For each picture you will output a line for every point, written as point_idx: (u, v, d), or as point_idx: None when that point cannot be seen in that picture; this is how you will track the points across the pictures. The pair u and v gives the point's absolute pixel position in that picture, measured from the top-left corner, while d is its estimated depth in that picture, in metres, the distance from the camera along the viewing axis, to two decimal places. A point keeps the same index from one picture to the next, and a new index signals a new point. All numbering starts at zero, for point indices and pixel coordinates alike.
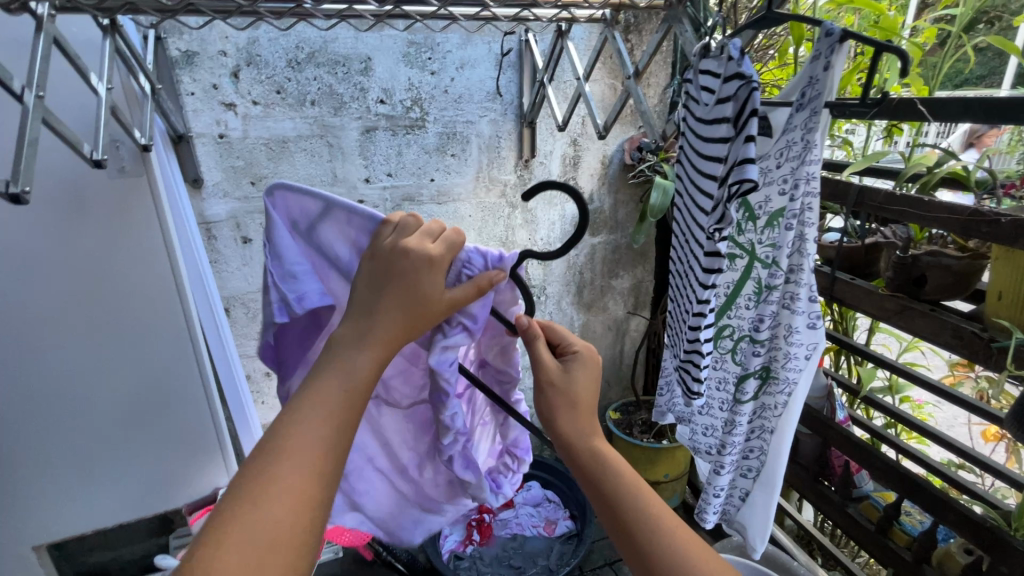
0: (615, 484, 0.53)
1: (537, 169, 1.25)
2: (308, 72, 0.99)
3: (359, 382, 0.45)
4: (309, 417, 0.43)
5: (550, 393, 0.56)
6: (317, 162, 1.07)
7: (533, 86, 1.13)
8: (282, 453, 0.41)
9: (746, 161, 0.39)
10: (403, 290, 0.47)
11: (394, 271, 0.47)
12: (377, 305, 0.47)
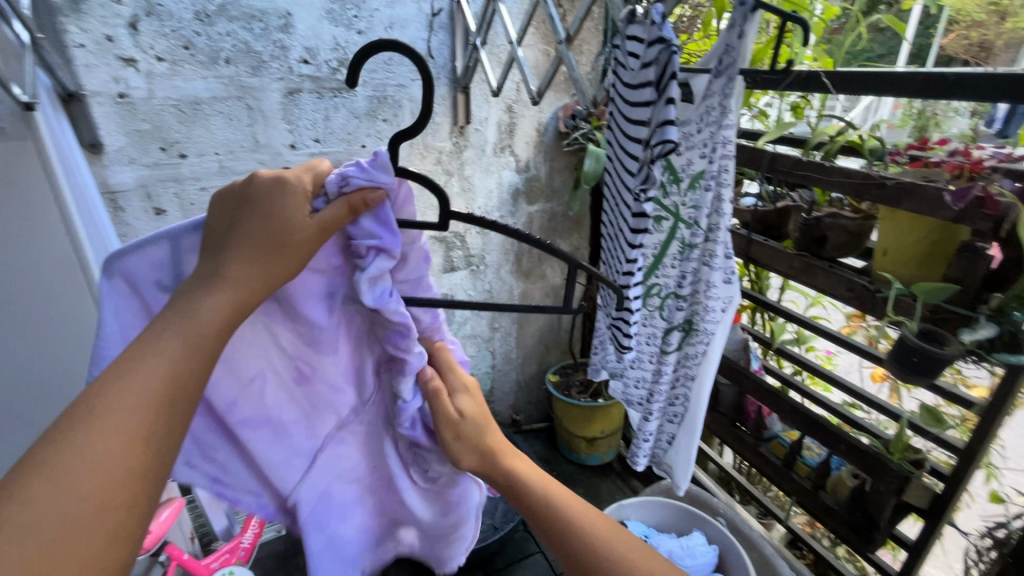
0: (553, 504, 0.51)
1: (473, 135, 1.23)
2: (220, 26, 0.91)
3: (210, 328, 0.38)
4: (140, 365, 0.34)
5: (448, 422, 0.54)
6: (236, 126, 0.99)
7: (465, 49, 1.11)
8: (94, 415, 0.32)
9: (667, 123, 0.41)
10: (259, 225, 0.41)
11: (246, 202, 0.41)
12: (225, 246, 0.40)
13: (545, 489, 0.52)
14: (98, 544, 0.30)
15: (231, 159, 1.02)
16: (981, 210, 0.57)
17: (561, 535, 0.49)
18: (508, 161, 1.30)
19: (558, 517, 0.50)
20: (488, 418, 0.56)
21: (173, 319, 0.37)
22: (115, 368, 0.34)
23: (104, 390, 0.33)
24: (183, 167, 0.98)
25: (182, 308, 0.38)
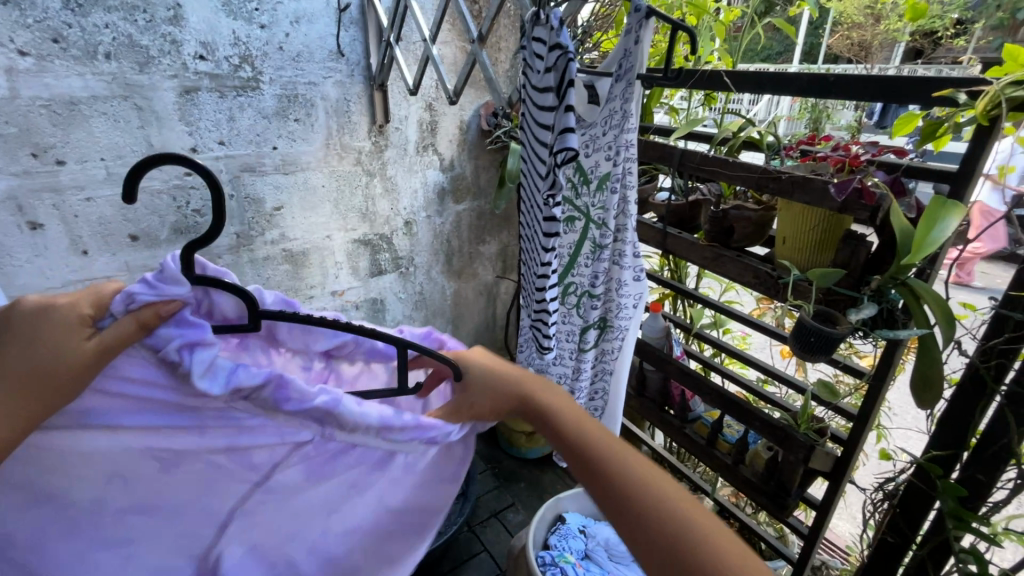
0: (586, 443, 0.44)
1: (393, 135, 1.19)
2: (96, 17, 0.82)
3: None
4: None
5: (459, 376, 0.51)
6: (123, 129, 0.90)
7: (380, 46, 1.07)
8: None
9: (568, 130, 0.41)
10: (20, 355, 0.34)
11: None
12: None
13: (583, 429, 0.45)
14: None
15: (121, 165, 0.92)
16: (861, 201, 0.62)
17: (597, 481, 0.42)
18: (432, 161, 1.28)
19: (597, 465, 0.43)
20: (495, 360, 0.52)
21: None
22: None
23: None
24: (61, 175, 0.87)
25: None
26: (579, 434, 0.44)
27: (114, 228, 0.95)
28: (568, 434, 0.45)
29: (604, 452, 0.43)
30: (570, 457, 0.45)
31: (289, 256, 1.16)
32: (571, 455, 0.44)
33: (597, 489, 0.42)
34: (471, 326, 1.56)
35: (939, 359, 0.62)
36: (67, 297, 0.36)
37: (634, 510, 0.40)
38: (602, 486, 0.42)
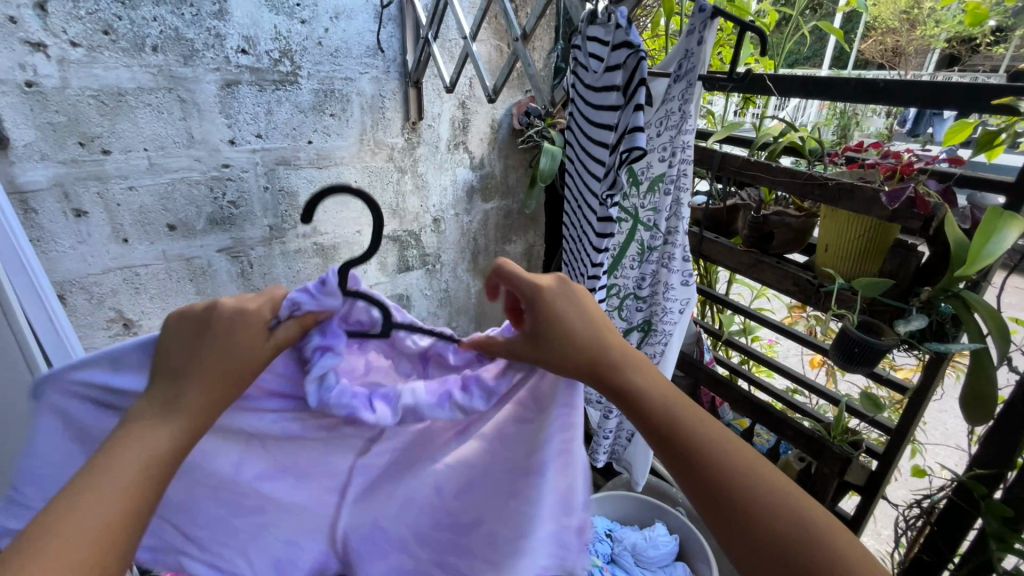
0: (699, 437, 0.42)
1: (425, 132, 1.20)
2: (144, 10, 0.84)
3: (164, 461, 0.37)
4: (93, 495, 0.34)
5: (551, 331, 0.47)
6: (166, 120, 0.92)
7: (416, 43, 1.07)
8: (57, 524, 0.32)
9: (637, 129, 0.40)
10: (217, 354, 0.41)
11: (202, 334, 0.41)
12: (176, 380, 0.40)
13: (686, 417, 0.43)
14: None
15: (162, 155, 0.94)
16: (913, 209, 0.61)
17: (705, 476, 0.41)
18: (463, 158, 1.28)
19: (707, 458, 0.41)
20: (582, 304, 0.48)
21: (124, 450, 0.36)
22: (65, 499, 0.33)
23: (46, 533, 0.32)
24: (106, 164, 0.89)
25: (131, 440, 0.37)
26: (683, 421, 0.43)
27: (153, 217, 0.97)
28: (670, 420, 0.43)
29: (713, 446, 0.42)
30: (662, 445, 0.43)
31: (320, 249, 1.18)
32: (668, 444, 0.43)
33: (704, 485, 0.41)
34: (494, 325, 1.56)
35: (994, 375, 0.60)
36: (247, 302, 0.43)
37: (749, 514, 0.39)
38: (710, 483, 0.41)
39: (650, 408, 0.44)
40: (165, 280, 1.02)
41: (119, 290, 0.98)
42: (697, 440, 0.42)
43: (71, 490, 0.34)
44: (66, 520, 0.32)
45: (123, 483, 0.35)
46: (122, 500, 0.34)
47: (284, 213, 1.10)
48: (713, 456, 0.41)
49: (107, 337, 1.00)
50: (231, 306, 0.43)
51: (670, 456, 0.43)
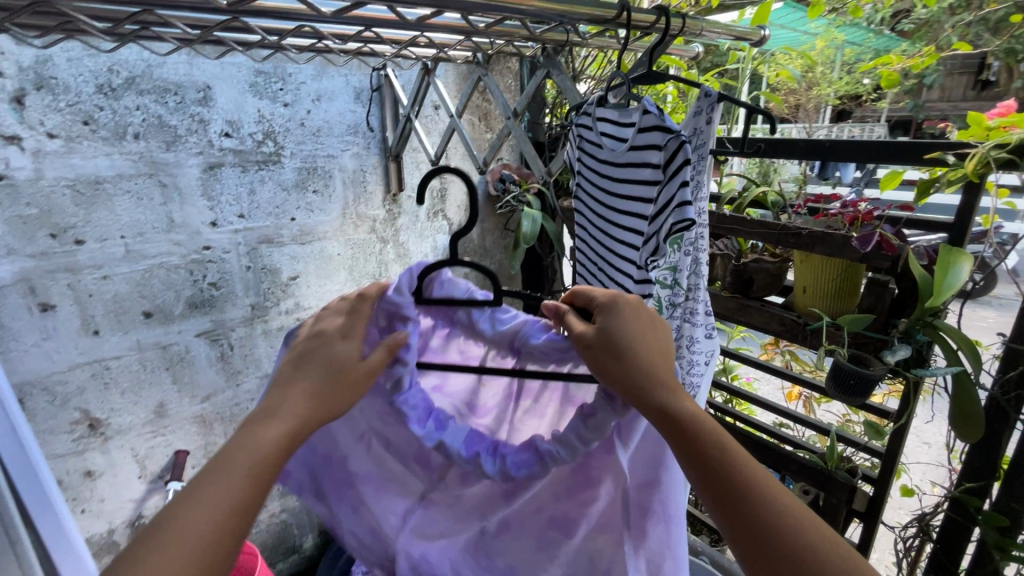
0: (750, 474, 0.41)
1: (406, 202, 1.23)
2: (127, 100, 0.84)
3: (271, 455, 0.43)
4: (224, 480, 0.40)
5: (620, 332, 0.47)
6: (146, 206, 0.89)
7: (396, 120, 1.12)
8: (187, 503, 0.38)
9: (685, 202, 0.44)
10: (326, 359, 0.49)
11: (313, 355, 0.49)
12: (281, 394, 0.47)
13: (738, 455, 0.42)
14: None
15: (140, 242, 0.90)
16: (881, 251, 0.68)
17: (747, 511, 0.40)
18: (442, 225, 1.31)
19: (756, 500, 0.40)
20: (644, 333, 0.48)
21: (240, 449, 0.42)
22: (188, 492, 0.38)
23: (172, 519, 0.37)
24: (79, 254, 0.85)
25: (245, 439, 0.43)
26: (734, 456, 0.42)
27: (128, 305, 0.91)
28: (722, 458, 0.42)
29: (765, 487, 0.41)
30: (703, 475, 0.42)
31: None
32: (711, 475, 0.41)
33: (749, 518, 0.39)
34: None
35: (975, 393, 0.66)
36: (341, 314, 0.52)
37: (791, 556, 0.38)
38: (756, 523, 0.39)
39: (706, 435, 0.43)
40: (138, 372, 0.95)
41: (86, 388, 0.90)
42: (747, 482, 0.41)
43: (200, 479, 0.39)
44: (181, 517, 0.37)
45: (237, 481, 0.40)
46: (246, 490, 0.40)
47: (266, 291, 1.07)
48: (762, 496, 0.40)
49: (70, 442, 0.91)
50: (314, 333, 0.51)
51: (705, 478, 0.42)
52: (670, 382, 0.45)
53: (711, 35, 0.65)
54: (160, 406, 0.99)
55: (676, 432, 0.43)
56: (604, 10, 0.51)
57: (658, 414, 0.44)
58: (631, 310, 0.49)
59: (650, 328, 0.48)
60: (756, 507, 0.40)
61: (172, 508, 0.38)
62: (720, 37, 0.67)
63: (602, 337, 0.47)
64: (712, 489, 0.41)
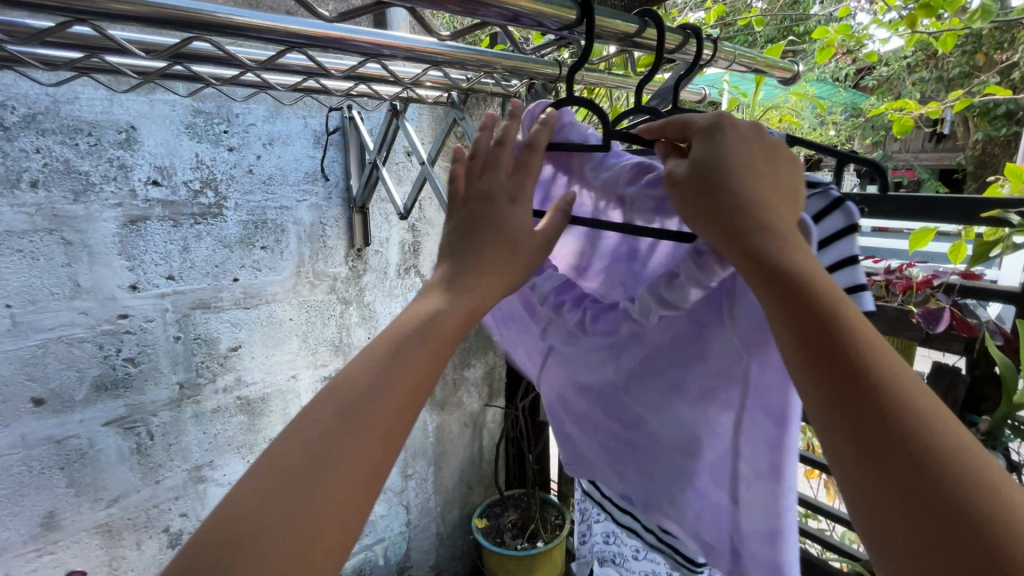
0: (889, 375, 0.26)
1: (372, 258, 1.08)
2: (24, 141, 0.69)
3: (446, 331, 0.37)
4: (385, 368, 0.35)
5: (729, 165, 0.33)
6: (43, 268, 0.73)
7: (362, 167, 0.98)
8: (340, 400, 0.33)
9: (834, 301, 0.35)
10: (501, 234, 0.41)
11: (487, 220, 0.42)
12: (457, 253, 0.41)
13: (880, 351, 0.27)
14: (361, 500, 0.32)
15: (32, 312, 0.73)
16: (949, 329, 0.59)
17: (862, 414, 0.26)
18: (414, 283, 1.16)
19: (891, 404, 0.26)
20: (765, 168, 0.33)
21: (416, 324, 0.37)
22: (369, 373, 0.34)
23: (348, 396, 0.34)
24: None
25: (421, 314, 0.38)
26: (874, 348, 0.27)
27: (10, 392, 0.73)
28: (846, 343, 0.27)
29: (905, 396, 0.26)
30: (805, 357, 0.28)
31: (245, 404, 0.96)
32: (823, 361, 0.27)
33: (863, 424, 0.26)
34: (455, 467, 1.36)
35: None
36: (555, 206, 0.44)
37: (912, 491, 0.25)
38: (883, 432, 0.26)
39: (829, 298, 0.28)
40: (21, 475, 0.75)
41: None
42: (884, 382, 0.26)
43: (377, 357, 0.35)
44: (343, 398, 0.33)
45: (411, 372, 0.35)
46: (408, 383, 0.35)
47: (198, 366, 0.89)
48: (896, 401, 0.26)
49: None
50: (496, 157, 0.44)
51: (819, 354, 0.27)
52: (793, 235, 0.30)
53: (737, 68, 0.57)
54: (49, 516, 0.79)
55: (775, 294, 0.29)
56: (626, 24, 0.42)
57: (761, 267, 0.29)
58: (747, 145, 0.34)
59: (781, 168, 0.33)
60: (895, 416, 0.26)
61: (344, 391, 0.34)
62: (746, 70, 0.58)
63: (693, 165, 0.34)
64: (823, 379, 0.27)
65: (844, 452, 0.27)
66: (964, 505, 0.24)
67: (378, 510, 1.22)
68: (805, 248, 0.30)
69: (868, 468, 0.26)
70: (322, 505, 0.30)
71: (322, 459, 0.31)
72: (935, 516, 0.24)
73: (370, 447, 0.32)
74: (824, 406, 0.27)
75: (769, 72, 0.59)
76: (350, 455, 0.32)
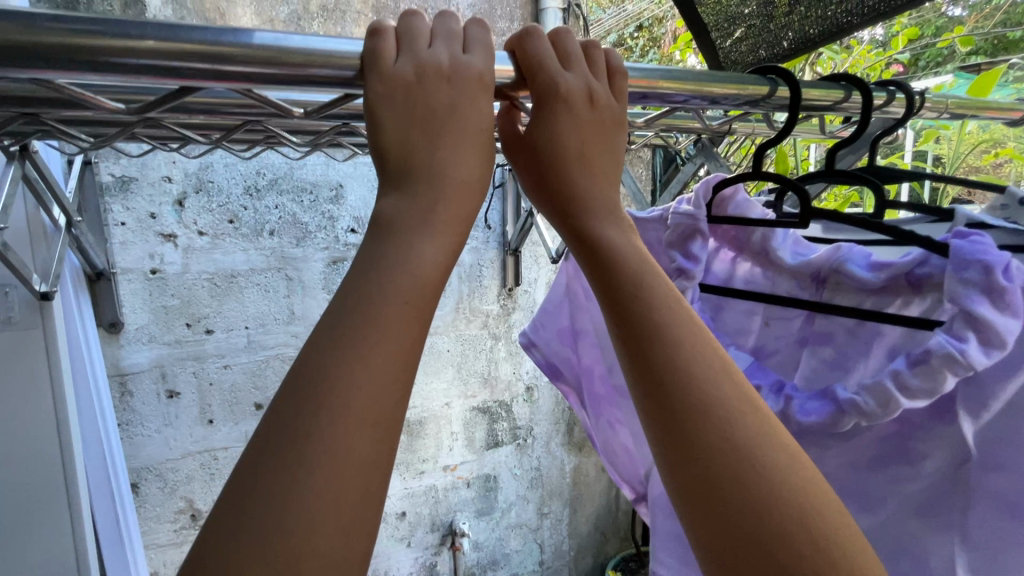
0: (731, 410, 0.28)
1: (521, 297, 1.14)
2: (269, 199, 0.88)
3: (427, 278, 0.27)
4: (354, 329, 0.24)
5: (569, 165, 0.34)
6: (272, 298, 0.91)
7: (518, 215, 1.06)
8: (315, 379, 0.23)
9: None
10: (437, 125, 0.30)
11: (432, 108, 0.29)
12: (406, 186, 0.29)
13: (731, 398, 0.29)
14: (357, 492, 0.22)
15: (262, 333, 0.91)
16: None
17: (708, 459, 0.27)
18: None
19: (742, 450, 0.27)
20: (602, 142, 0.35)
21: (387, 268, 0.26)
22: (330, 352, 0.24)
23: (307, 365, 0.24)
24: (207, 344, 0.87)
25: (388, 258, 0.26)
26: (687, 350, 0.30)
27: (242, 396, 0.91)
28: (693, 391, 0.29)
29: (757, 443, 0.27)
30: (650, 404, 0.29)
31: (405, 425, 1.06)
32: (668, 407, 0.29)
33: (707, 469, 0.27)
34: (590, 512, 1.33)
35: None
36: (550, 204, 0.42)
37: (757, 541, 0.26)
38: (737, 477, 0.26)
39: (660, 307, 0.31)
40: None
41: (194, 477, 0.89)
42: (694, 385, 0.29)
43: (336, 325, 0.25)
44: (314, 373, 0.23)
45: (379, 326, 0.25)
46: (394, 342, 0.25)
47: None
48: (708, 407, 0.28)
49: (171, 532, 0.89)
50: (463, 68, 0.30)
51: (644, 364, 0.30)
52: (618, 234, 0.34)
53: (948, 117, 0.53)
54: None
55: (630, 341, 0.31)
56: (828, 94, 0.44)
57: (601, 274, 0.33)
58: (585, 147, 0.34)
59: (610, 136, 0.35)
60: (744, 461, 0.27)
61: (298, 376, 0.23)
62: (957, 115, 0.53)
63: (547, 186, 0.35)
64: (646, 391, 0.30)
65: (679, 496, 0.28)
66: (792, 525, 0.26)
67: (513, 544, 1.24)
68: (645, 260, 0.33)
69: (706, 516, 0.27)
70: (303, 540, 0.21)
71: (295, 480, 0.21)
72: (736, 527, 0.26)
73: (361, 447, 0.23)
74: (667, 452, 0.29)
75: (987, 114, 0.54)
76: (334, 461, 0.22)
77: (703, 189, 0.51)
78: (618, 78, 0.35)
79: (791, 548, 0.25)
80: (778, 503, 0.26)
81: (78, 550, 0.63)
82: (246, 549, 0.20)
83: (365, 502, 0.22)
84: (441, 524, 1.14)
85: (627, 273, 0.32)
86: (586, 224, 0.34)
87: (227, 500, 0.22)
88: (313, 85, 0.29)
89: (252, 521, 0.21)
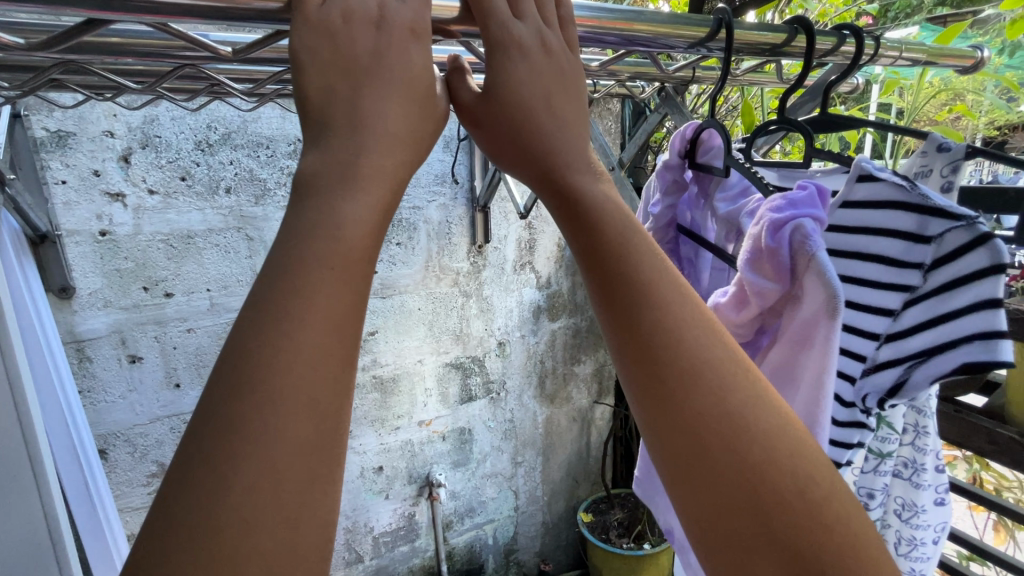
0: (721, 369, 0.28)
1: (492, 254, 1.14)
2: (223, 155, 0.84)
3: (358, 240, 0.25)
4: (279, 305, 0.23)
5: (540, 117, 0.33)
6: (233, 260, 0.88)
7: (485, 169, 1.04)
8: (243, 360, 0.22)
9: None
10: (359, 61, 0.28)
11: (353, 43, 0.28)
12: (321, 136, 0.27)
13: (721, 357, 0.28)
14: (298, 472, 0.21)
15: (224, 295, 0.89)
16: None
17: (700, 424, 0.27)
18: (529, 279, 1.20)
19: (735, 412, 0.27)
20: (564, 91, 0.34)
21: (307, 230, 0.24)
22: (251, 337, 0.22)
23: (236, 346, 0.22)
24: (167, 308, 0.84)
25: (308, 222, 0.25)
26: (674, 310, 0.29)
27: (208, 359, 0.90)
28: (684, 353, 0.28)
29: (749, 404, 0.27)
30: (640, 369, 0.29)
31: (379, 383, 1.07)
32: (658, 370, 0.28)
33: (699, 435, 0.27)
34: (562, 459, 1.39)
35: None
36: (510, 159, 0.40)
37: (746, 505, 0.26)
38: (731, 439, 0.27)
39: (647, 266, 0.30)
40: None
41: (164, 441, 0.89)
42: (685, 344, 0.28)
43: (255, 307, 0.23)
44: (247, 355, 0.22)
45: (308, 298, 0.23)
46: (323, 311, 0.23)
47: None
48: (698, 367, 0.28)
49: (145, 495, 0.89)
50: (394, 10, 0.29)
51: (635, 328, 0.29)
52: (599, 189, 0.32)
53: (903, 63, 0.53)
54: None
55: (618, 305, 0.30)
56: (776, 35, 0.43)
57: (586, 233, 0.31)
58: (551, 96, 0.33)
59: (570, 86, 0.34)
60: (735, 424, 0.27)
61: (228, 359, 0.22)
62: (914, 61, 0.53)
63: (516, 139, 0.33)
64: (636, 356, 0.29)
65: (669, 465, 0.28)
66: (784, 483, 0.26)
67: (489, 492, 1.29)
68: (628, 215, 0.32)
69: (696, 484, 0.27)
70: (241, 534, 0.20)
71: (224, 473, 0.20)
72: (729, 490, 0.26)
73: (296, 432, 0.22)
74: (657, 419, 0.28)
75: (942, 62, 0.54)
76: (265, 450, 0.21)
77: (676, 141, 0.51)
78: (569, 22, 0.35)
79: (785, 506, 0.26)
80: (770, 461, 0.26)
81: (49, 519, 0.63)
82: (185, 545, 0.20)
83: (309, 483, 0.22)
84: (418, 476, 1.17)
85: (612, 231, 0.31)
86: (567, 180, 0.32)
87: (166, 496, 0.21)
88: (255, 20, 0.28)
89: (184, 521, 0.20)
